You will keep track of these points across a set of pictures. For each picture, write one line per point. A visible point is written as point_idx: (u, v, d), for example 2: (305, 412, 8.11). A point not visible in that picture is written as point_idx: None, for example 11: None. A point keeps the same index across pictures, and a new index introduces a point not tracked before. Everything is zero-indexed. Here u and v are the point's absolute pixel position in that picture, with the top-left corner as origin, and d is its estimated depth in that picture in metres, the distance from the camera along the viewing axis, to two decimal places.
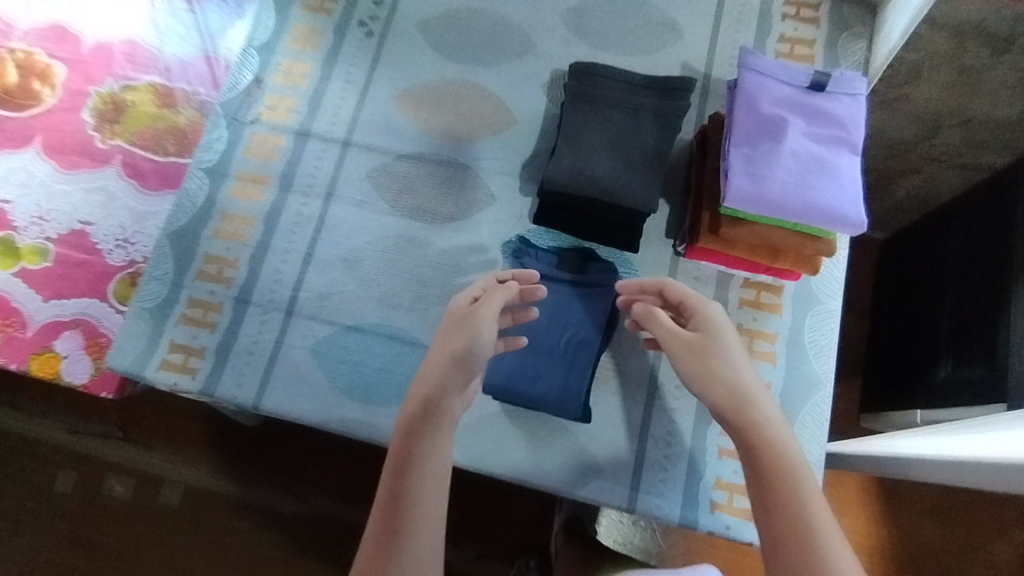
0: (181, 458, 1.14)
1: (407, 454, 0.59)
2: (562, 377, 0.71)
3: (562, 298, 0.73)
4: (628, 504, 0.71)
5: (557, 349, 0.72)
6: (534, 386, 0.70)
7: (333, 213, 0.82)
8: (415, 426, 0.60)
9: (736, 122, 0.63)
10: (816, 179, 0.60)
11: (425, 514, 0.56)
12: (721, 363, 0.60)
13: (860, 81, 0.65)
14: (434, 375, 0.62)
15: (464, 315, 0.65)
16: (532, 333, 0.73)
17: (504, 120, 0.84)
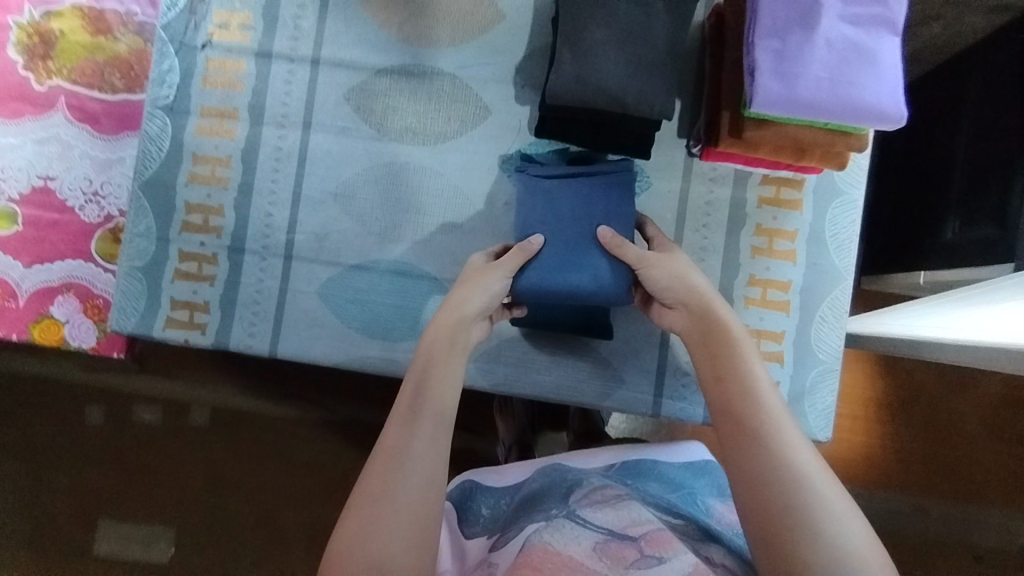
0: (206, 380, 1.07)
1: (437, 358, 0.56)
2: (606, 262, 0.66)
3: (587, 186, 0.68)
4: (653, 410, 0.72)
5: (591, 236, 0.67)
6: (582, 276, 0.66)
7: (314, 145, 0.75)
8: (448, 333, 0.58)
9: (763, 9, 0.55)
10: (853, 72, 0.55)
11: (434, 414, 0.52)
12: (693, 283, 0.60)
13: None
14: (469, 302, 0.61)
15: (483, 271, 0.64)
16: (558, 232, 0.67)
17: (489, 17, 0.74)
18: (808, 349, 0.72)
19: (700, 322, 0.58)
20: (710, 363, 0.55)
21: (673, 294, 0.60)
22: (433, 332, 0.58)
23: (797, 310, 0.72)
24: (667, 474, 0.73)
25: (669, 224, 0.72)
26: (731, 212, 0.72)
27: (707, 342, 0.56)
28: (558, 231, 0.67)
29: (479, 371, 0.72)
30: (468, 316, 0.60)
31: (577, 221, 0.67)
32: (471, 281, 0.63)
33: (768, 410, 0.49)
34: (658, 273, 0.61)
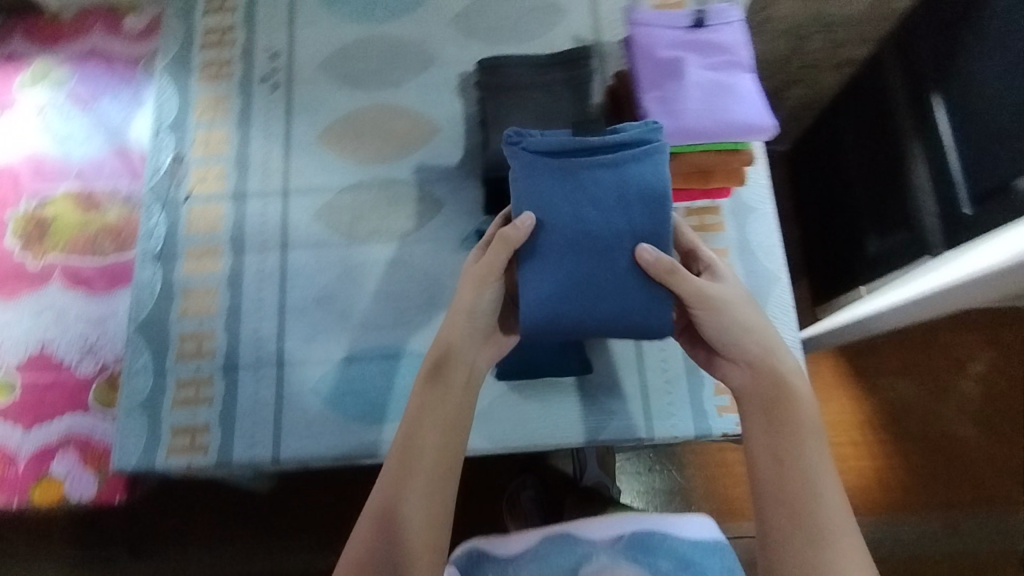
0: (199, 549, 1.03)
1: (429, 407, 0.64)
2: (622, 285, 0.64)
3: (614, 191, 0.64)
4: (647, 432, 0.76)
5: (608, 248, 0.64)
6: (597, 306, 0.65)
7: (293, 261, 0.84)
8: (438, 378, 0.65)
9: (641, 72, 0.70)
10: (723, 100, 0.68)
11: (430, 464, 0.62)
12: (761, 345, 0.64)
13: (733, 12, 0.74)
14: (463, 328, 0.66)
15: (474, 276, 0.66)
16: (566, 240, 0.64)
17: (428, 131, 0.88)
18: None
19: (764, 389, 0.63)
20: (768, 429, 0.62)
21: (736, 346, 0.65)
22: (425, 379, 0.65)
23: None
24: (677, 547, 0.75)
25: None
26: None
27: (771, 405, 0.62)
28: (580, 258, 0.64)
29: (477, 431, 0.76)
30: (462, 348, 0.66)
31: (601, 245, 0.64)
32: (465, 299, 0.66)
33: (814, 519, 0.57)
34: (723, 325, 0.65)
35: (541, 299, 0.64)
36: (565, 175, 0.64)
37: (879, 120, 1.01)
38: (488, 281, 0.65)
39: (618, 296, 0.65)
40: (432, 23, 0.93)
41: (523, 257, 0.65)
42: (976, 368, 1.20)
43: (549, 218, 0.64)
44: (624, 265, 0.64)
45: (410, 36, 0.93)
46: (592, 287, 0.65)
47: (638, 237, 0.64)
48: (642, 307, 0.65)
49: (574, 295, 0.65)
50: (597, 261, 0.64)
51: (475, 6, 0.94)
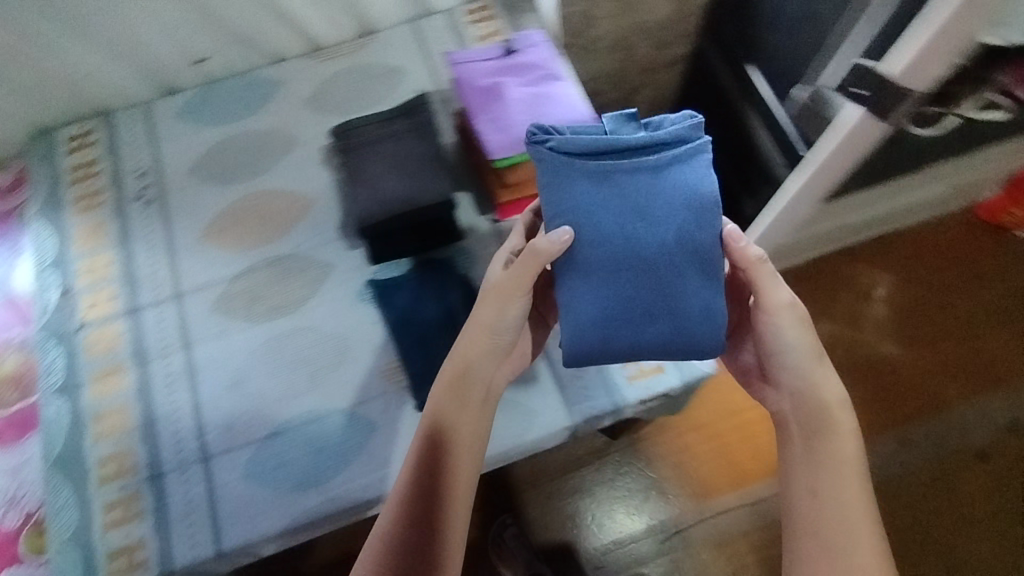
0: None
1: (447, 418, 0.69)
2: (671, 294, 0.66)
3: (663, 210, 0.65)
4: (570, 420, 0.82)
5: (654, 255, 0.65)
6: (647, 325, 0.68)
7: (199, 357, 0.85)
8: (453, 394, 0.70)
9: (468, 102, 0.79)
10: (543, 108, 0.77)
11: (454, 483, 0.65)
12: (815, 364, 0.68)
13: (536, 36, 0.85)
14: (471, 347, 0.71)
15: (499, 295, 0.70)
16: (606, 250, 0.66)
17: (303, 204, 0.93)
18: None
19: (809, 425, 0.67)
20: (812, 470, 0.65)
21: (785, 365, 0.70)
22: (442, 394, 0.70)
23: None
24: None
25: None
26: None
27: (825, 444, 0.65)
28: (636, 281, 0.66)
29: None
30: (482, 363, 0.72)
31: (649, 265, 0.66)
32: (486, 317, 0.71)
33: (843, 540, 0.61)
34: (782, 334, 0.69)
35: (580, 328, 0.67)
36: (603, 178, 0.65)
37: (720, 101, 1.15)
38: (517, 294, 0.70)
39: (667, 314, 0.67)
40: (286, 110, 1.00)
41: (562, 267, 0.67)
42: (880, 292, 1.32)
43: (592, 235, 0.66)
44: (676, 286, 0.66)
45: (269, 125, 0.99)
46: (641, 308, 0.67)
47: (689, 254, 0.65)
48: (692, 322, 0.67)
49: (616, 321, 0.67)
50: (649, 281, 0.66)
51: (322, 86, 1.02)
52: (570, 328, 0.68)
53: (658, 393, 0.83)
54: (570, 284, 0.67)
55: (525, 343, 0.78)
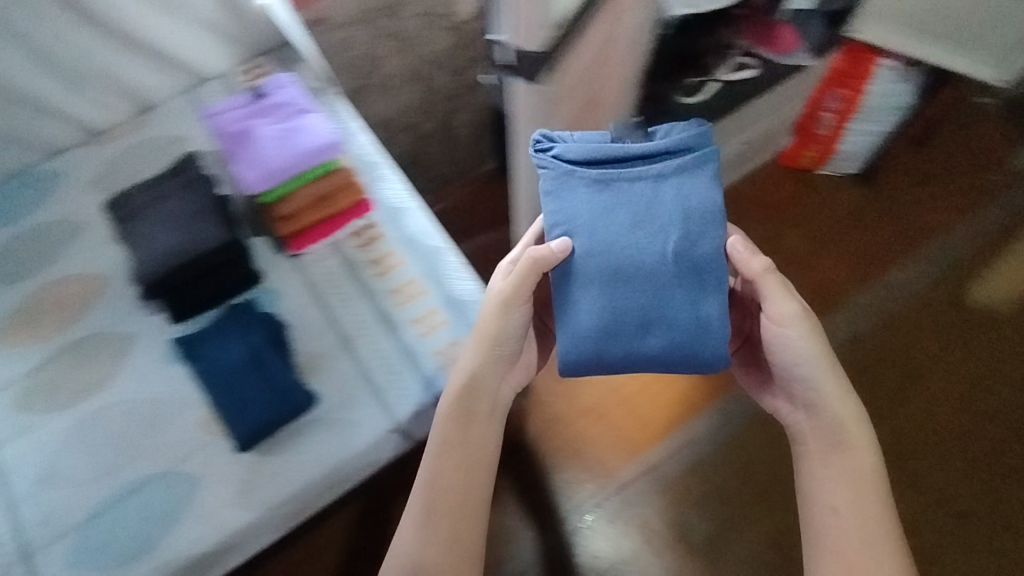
0: None
1: (454, 443, 0.80)
2: (678, 303, 0.76)
3: (666, 216, 0.76)
4: (391, 423, 0.85)
5: (660, 268, 0.75)
6: (646, 338, 0.76)
7: (3, 461, 0.83)
8: (461, 420, 0.81)
9: (229, 152, 0.93)
10: (289, 144, 0.91)
11: (474, 488, 0.79)
12: (819, 363, 0.82)
13: (283, 78, 0.98)
14: (472, 368, 0.84)
15: (499, 312, 0.82)
16: (631, 276, 0.75)
17: (97, 284, 0.93)
18: (461, 302, 0.92)
19: (824, 435, 0.82)
20: (825, 473, 0.80)
21: (795, 371, 0.83)
22: (445, 414, 0.82)
23: (430, 286, 0.93)
24: None
25: (309, 305, 0.92)
26: (346, 268, 0.94)
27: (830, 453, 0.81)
28: (645, 293, 0.75)
29: (245, 506, 0.81)
30: (487, 381, 0.84)
31: (648, 269, 0.75)
32: (489, 326, 0.82)
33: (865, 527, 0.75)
34: (794, 343, 0.82)
35: (578, 338, 0.76)
36: (606, 187, 0.77)
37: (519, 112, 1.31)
38: (516, 305, 0.81)
39: (671, 312, 0.75)
40: (69, 198, 1.00)
41: (556, 276, 0.77)
42: None
43: (588, 244, 0.76)
44: (672, 295, 0.75)
45: (52, 216, 0.99)
46: (630, 320, 0.76)
47: (689, 257, 0.75)
48: (686, 326, 0.76)
49: (616, 327, 0.76)
50: (644, 281, 0.75)
51: (104, 168, 1.03)
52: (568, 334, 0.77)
53: None
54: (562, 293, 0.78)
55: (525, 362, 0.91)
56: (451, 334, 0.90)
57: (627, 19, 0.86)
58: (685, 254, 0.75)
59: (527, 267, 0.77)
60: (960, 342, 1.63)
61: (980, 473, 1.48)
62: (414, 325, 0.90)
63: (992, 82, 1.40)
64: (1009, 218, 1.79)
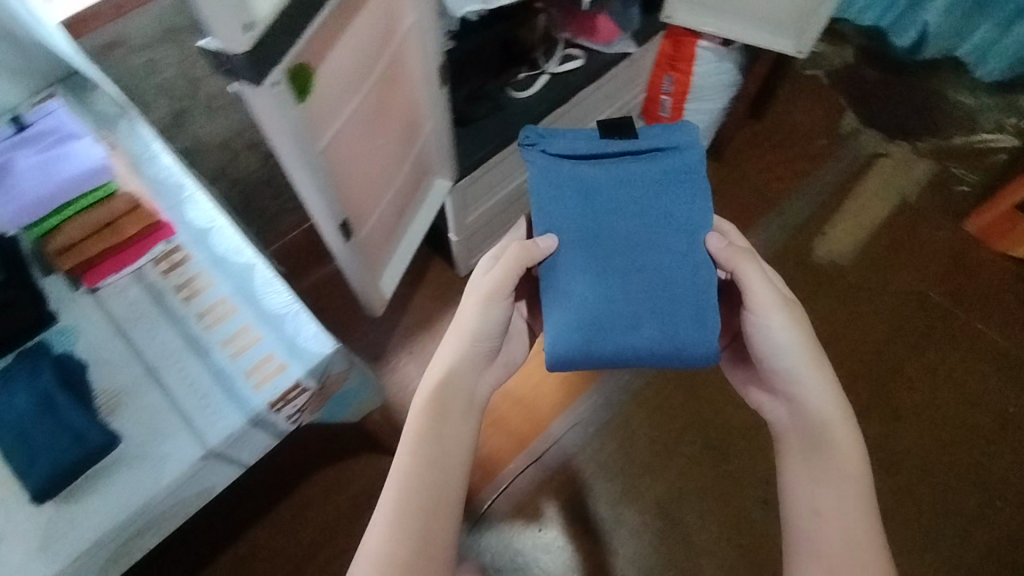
0: None
1: (424, 439, 0.94)
2: (670, 304, 1.02)
3: (642, 198, 1.06)
4: (202, 449, 0.81)
5: (639, 273, 1.04)
6: (633, 336, 1.02)
7: None
8: (428, 417, 0.96)
9: None
10: (52, 168, 0.93)
11: (447, 474, 0.92)
12: (804, 365, 1.02)
13: (50, 104, 1.00)
14: (450, 369, 1.02)
15: (488, 298, 1.05)
16: (619, 284, 1.03)
17: None
18: (274, 315, 0.89)
19: (807, 433, 1.00)
20: (809, 468, 0.97)
21: (777, 362, 1.04)
22: (418, 414, 0.96)
23: (241, 303, 0.90)
24: None
25: (112, 339, 0.88)
26: (153, 300, 0.91)
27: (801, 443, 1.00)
28: (623, 293, 1.03)
29: (43, 562, 0.76)
30: (461, 380, 1.02)
31: (626, 277, 1.03)
32: (473, 305, 1.05)
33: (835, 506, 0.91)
34: (774, 333, 1.03)
35: (568, 333, 1.03)
36: (587, 207, 1.07)
37: None
38: (498, 299, 1.05)
39: (654, 311, 1.03)
40: None
41: (545, 265, 1.06)
42: None
43: (580, 232, 1.06)
44: (654, 254, 1.04)
45: None
46: (620, 317, 1.03)
47: (659, 262, 1.04)
48: (651, 319, 1.03)
49: (601, 323, 1.03)
50: (619, 287, 1.03)
51: None
52: (555, 327, 1.03)
53: (284, 390, 0.84)
54: (552, 289, 1.05)
55: (497, 364, 1.14)
56: (267, 348, 0.87)
57: (363, 15, 0.78)
58: (677, 254, 1.04)
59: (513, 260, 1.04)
60: (866, 311, 1.78)
61: (893, 436, 1.65)
62: (223, 346, 0.87)
63: (791, 53, 1.51)
64: (849, 172, 1.96)
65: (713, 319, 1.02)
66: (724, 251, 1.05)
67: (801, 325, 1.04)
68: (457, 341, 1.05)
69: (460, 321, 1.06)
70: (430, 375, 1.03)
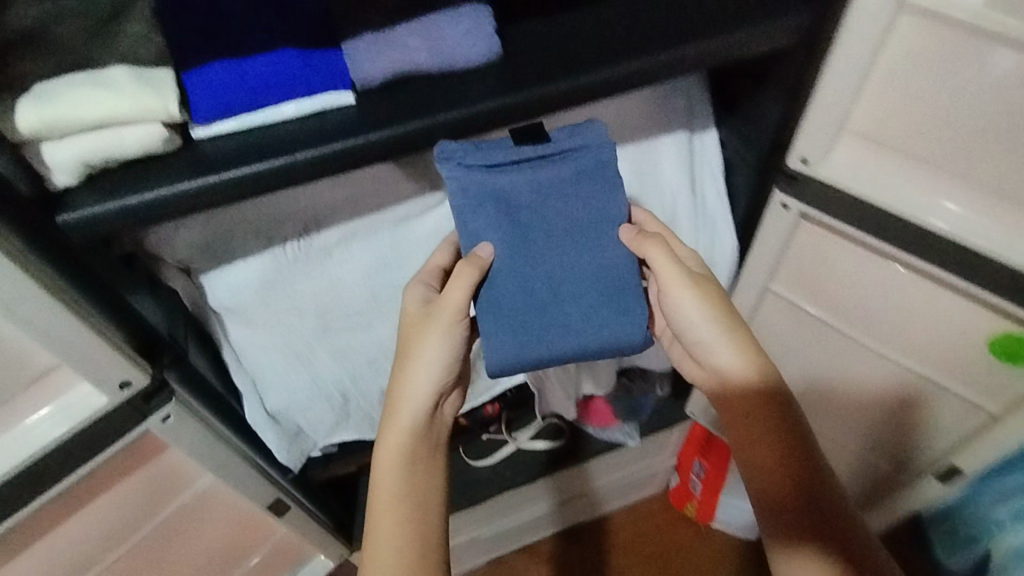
0: None
1: (403, 489, 0.63)
2: (624, 313, 0.63)
3: (567, 204, 0.62)
4: None
5: (582, 278, 0.63)
6: (599, 344, 0.63)
7: None
8: (402, 465, 0.64)
9: None
10: None
11: (420, 532, 0.63)
12: (725, 334, 0.66)
13: None
14: (416, 404, 0.65)
15: (423, 320, 0.63)
16: (560, 279, 0.62)
17: None
18: None
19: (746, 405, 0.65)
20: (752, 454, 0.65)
21: (695, 340, 0.68)
22: (392, 466, 0.64)
23: None
24: None
25: None
26: None
27: (741, 438, 0.66)
28: (569, 294, 0.62)
29: None
30: (425, 411, 0.66)
31: (556, 282, 0.62)
32: (416, 342, 0.64)
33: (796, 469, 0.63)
34: (682, 310, 0.67)
35: (504, 349, 0.62)
36: (508, 218, 0.61)
37: None
38: (435, 328, 0.63)
39: (603, 309, 0.63)
40: None
41: (480, 290, 0.62)
42: None
43: (511, 233, 0.61)
44: (581, 257, 0.63)
45: None
46: (574, 320, 0.63)
47: (596, 266, 0.63)
48: (587, 323, 0.63)
49: (540, 332, 0.62)
50: (551, 285, 0.62)
51: None
52: (495, 339, 0.62)
53: None
54: (488, 299, 0.62)
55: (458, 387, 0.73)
56: None
57: (73, 517, 0.62)
58: (614, 259, 0.63)
59: (462, 272, 0.60)
60: None
61: None
62: None
63: None
64: None
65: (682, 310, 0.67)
66: (634, 244, 0.63)
67: (711, 293, 0.67)
68: (422, 372, 0.65)
69: (400, 362, 0.65)
70: (387, 424, 0.65)
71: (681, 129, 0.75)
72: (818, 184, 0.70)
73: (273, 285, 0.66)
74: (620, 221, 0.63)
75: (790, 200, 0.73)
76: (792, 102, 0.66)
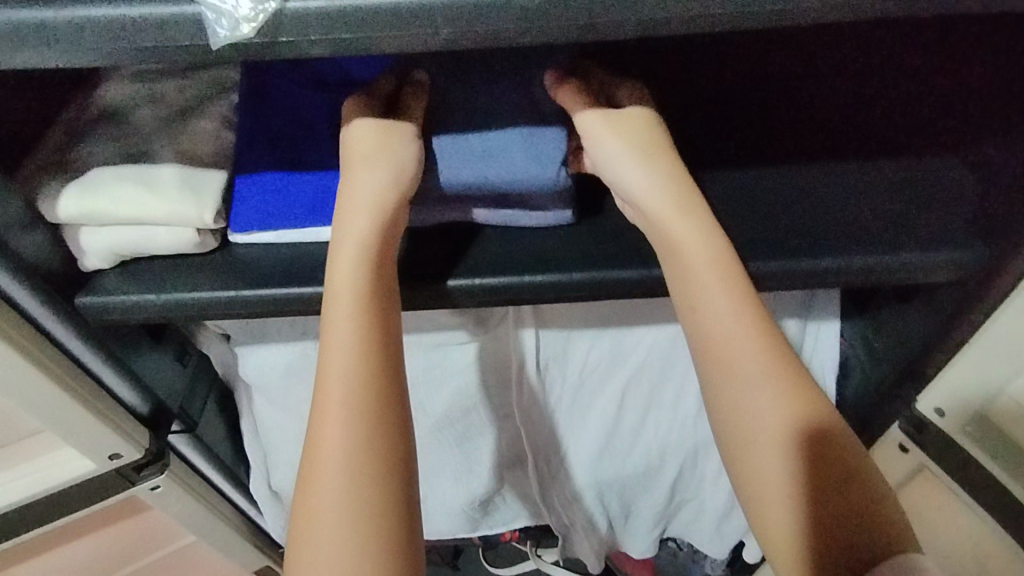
0: None
1: (359, 451, 0.38)
2: (541, 151, 0.44)
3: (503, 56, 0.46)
4: None
5: (505, 112, 0.45)
6: (516, 178, 0.45)
7: None
8: (361, 412, 0.38)
9: None
10: None
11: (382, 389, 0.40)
12: (661, 169, 0.44)
13: None
14: (376, 295, 0.41)
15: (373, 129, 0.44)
16: (479, 104, 0.45)
17: None
18: None
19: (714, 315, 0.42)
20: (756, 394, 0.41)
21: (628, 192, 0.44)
22: (339, 412, 0.38)
23: None
24: None
25: None
26: None
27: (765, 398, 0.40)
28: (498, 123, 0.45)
29: None
30: (387, 232, 0.42)
31: (480, 111, 0.45)
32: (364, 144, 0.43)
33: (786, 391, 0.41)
34: (608, 153, 0.44)
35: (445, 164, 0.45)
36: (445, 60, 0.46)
37: None
38: (401, 149, 0.43)
39: (530, 141, 0.45)
40: None
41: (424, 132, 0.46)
42: None
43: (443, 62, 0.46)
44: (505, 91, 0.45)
45: None
46: (504, 146, 0.44)
47: (520, 100, 0.45)
48: (472, 161, 0.44)
49: (470, 152, 0.45)
50: (472, 113, 0.45)
51: None
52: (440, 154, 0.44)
53: None
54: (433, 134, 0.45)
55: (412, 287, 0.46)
56: None
57: (51, 554, 0.62)
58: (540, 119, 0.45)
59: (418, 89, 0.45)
60: None
61: None
62: None
63: None
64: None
65: (615, 157, 0.44)
66: (558, 91, 0.45)
67: (645, 124, 0.45)
68: (378, 182, 0.42)
69: (341, 216, 0.42)
70: (327, 336, 0.40)
71: (790, 317, 0.61)
72: (953, 443, 0.54)
73: (300, 374, 0.63)
74: (578, 117, 0.43)
75: (911, 443, 0.58)
76: (938, 337, 0.51)
